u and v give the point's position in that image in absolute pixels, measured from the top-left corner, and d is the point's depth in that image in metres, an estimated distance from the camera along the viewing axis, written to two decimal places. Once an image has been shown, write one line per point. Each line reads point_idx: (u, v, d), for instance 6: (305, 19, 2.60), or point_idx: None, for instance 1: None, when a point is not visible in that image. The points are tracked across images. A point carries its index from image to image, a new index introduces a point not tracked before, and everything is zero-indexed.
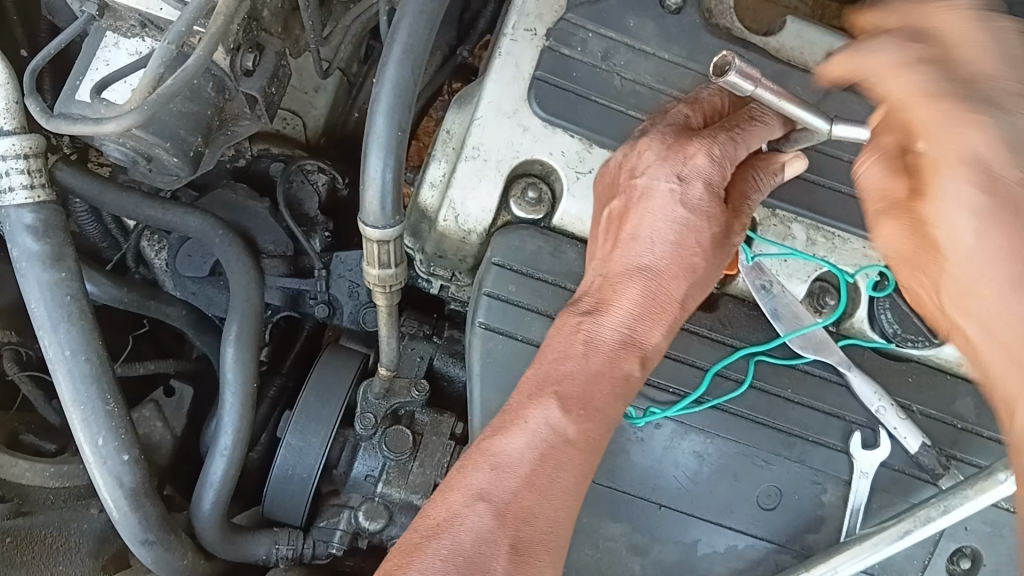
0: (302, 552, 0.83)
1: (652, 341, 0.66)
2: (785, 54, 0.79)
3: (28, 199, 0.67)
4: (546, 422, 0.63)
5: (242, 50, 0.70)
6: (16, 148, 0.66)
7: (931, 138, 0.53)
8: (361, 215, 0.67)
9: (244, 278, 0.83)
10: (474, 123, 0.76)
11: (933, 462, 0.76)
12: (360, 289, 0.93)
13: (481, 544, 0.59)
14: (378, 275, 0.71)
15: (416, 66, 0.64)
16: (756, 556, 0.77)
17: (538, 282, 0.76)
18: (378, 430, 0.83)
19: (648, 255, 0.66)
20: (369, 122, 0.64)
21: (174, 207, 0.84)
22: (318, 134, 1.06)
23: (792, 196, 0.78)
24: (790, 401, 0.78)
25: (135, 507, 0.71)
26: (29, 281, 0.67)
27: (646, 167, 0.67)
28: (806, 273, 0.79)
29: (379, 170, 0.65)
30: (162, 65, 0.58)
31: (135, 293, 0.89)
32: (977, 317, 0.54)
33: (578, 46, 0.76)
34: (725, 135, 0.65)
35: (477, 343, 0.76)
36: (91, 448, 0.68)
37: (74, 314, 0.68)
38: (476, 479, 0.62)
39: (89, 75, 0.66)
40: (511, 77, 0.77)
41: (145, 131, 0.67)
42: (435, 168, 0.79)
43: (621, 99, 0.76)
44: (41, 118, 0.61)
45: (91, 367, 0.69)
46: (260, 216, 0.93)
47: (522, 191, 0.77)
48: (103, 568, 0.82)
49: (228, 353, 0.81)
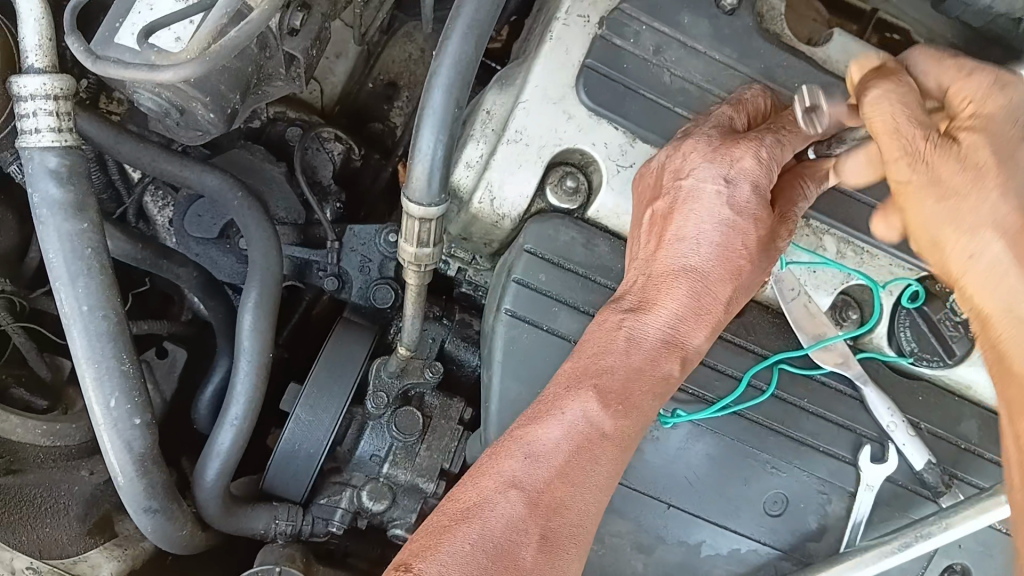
0: (302, 530, 0.81)
1: (694, 342, 0.66)
2: (831, 66, 0.81)
3: (55, 142, 0.63)
4: (582, 415, 0.62)
5: (291, 9, 0.68)
6: (47, 88, 0.62)
7: (995, 92, 0.55)
8: (406, 190, 0.65)
9: (263, 245, 0.80)
10: (518, 106, 0.75)
11: (936, 479, 0.78)
12: (371, 264, 0.90)
13: (513, 532, 0.58)
14: (414, 253, 0.69)
15: (479, 42, 0.62)
16: (757, 561, 0.78)
17: (567, 273, 0.76)
18: (389, 410, 0.83)
19: (694, 256, 0.65)
20: (425, 95, 0.62)
21: (192, 163, 0.80)
22: (334, 101, 1.04)
23: (827, 207, 0.78)
24: (806, 411, 0.79)
25: (141, 472, 0.69)
26: (48, 229, 0.64)
27: (693, 168, 0.66)
28: (833, 285, 0.80)
29: (430, 146, 0.63)
30: (226, 17, 0.58)
31: (148, 251, 0.84)
32: (1007, 237, 0.53)
33: (630, 38, 0.76)
34: (771, 137, 0.66)
35: (502, 331, 0.75)
36: (102, 409, 0.66)
37: (93, 267, 0.65)
38: (510, 467, 0.61)
39: (131, 19, 0.62)
40: (559, 64, 0.75)
41: (187, 86, 0.64)
42: (471, 149, 0.76)
43: (668, 95, 0.76)
44: (83, 59, 0.57)
45: (108, 324, 0.66)
46: (275, 180, 0.91)
47: (560, 180, 0.76)
48: (90, 533, 0.79)
49: (246, 320, 0.79)
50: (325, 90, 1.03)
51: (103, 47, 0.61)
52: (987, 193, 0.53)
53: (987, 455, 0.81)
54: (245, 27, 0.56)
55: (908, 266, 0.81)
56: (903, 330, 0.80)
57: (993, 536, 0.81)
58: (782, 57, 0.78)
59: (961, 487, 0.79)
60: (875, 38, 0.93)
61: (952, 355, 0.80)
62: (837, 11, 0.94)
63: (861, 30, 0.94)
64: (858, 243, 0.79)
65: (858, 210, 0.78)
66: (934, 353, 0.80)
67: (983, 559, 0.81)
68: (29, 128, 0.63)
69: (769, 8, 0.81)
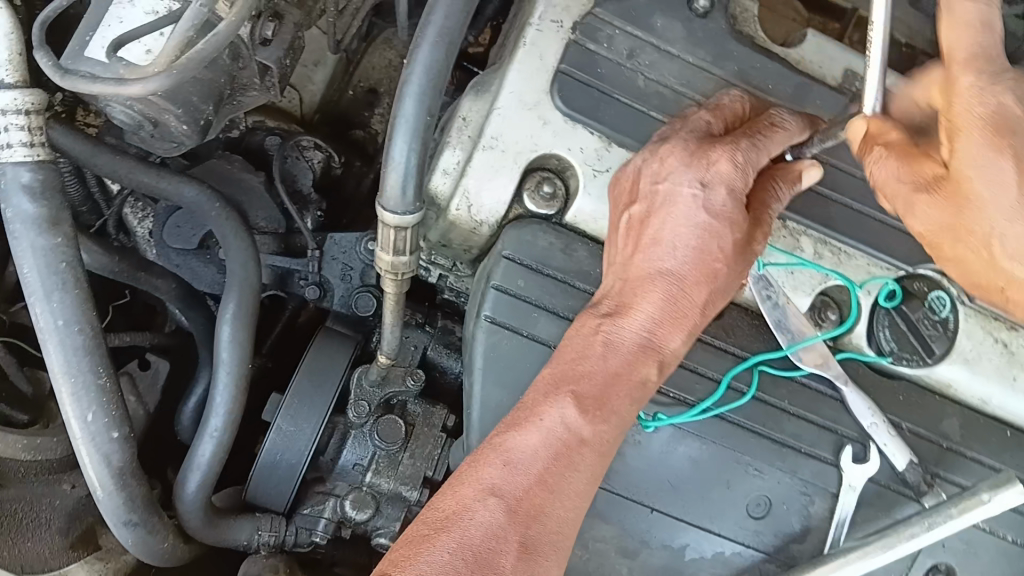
0: (284, 540, 0.82)
1: (671, 345, 0.66)
2: (806, 67, 0.81)
3: (27, 157, 0.63)
4: (561, 421, 0.62)
5: (263, 18, 0.68)
6: (18, 103, 0.62)
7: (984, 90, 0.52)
8: (379, 199, 0.65)
9: (242, 254, 0.80)
10: (493, 112, 0.75)
11: (918, 479, 0.78)
12: (353, 273, 0.90)
13: (490, 539, 0.58)
14: (390, 261, 0.69)
15: (450, 50, 0.62)
16: (742, 563, 0.78)
17: (546, 279, 0.76)
18: (371, 419, 0.83)
19: (671, 260, 0.65)
20: (396, 104, 0.62)
21: (169, 175, 0.79)
22: (313, 110, 1.04)
23: (805, 209, 0.79)
24: (787, 412, 0.79)
25: (120, 486, 0.69)
26: (22, 244, 0.64)
27: (669, 172, 0.67)
28: (811, 286, 0.80)
29: (403, 155, 0.63)
30: (193, 29, 0.57)
31: (127, 263, 0.85)
32: None
33: (604, 42, 0.76)
34: (746, 141, 0.66)
35: (482, 337, 0.75)
36: (79, 424, 0.66)
37: (68, 282, 0.65)
38: (489, 475, 0.61)
39: (100, 32, 0.62)
40: (535, 69, 0.75)
41: (159, 98, 0.64)
42: (448, 156, 0.76)
43: (644, 99, 0.76)
44: (51, 73, 0.57)
45: (84, 339, 0.66)
46: (254, 189, 0.90)
47: (537, 185, 0.76)
48: (72, 547, 0.80)
49: (224, 331, 0.78)
50: (303, 99, 1.03)
51: (73, 60, 0.61)
52: (993, 188, 0.52)
53: (969, 453, 0.81)
54: (213, 39, 0.56)
55: (888, 266, 0.81)
56: (882, 330, 0.81)
57: (976, 534, 0.81)
58: (756, 59, 0.78)
59: (944, 486, 0.79)
60: (857, 35, 0.92)
61: (931, 354, 0.81)
62: (820, 12, 0.94)
63: (843, 28, 0.93)
64: (835, 243, 0.80)
65: (838, 212, 0.79)
66: (913, 352, 0.81)
67: (967, 557, 0.81)
68: (1, 143, 0.63)
69: (742, 10, 0.81)
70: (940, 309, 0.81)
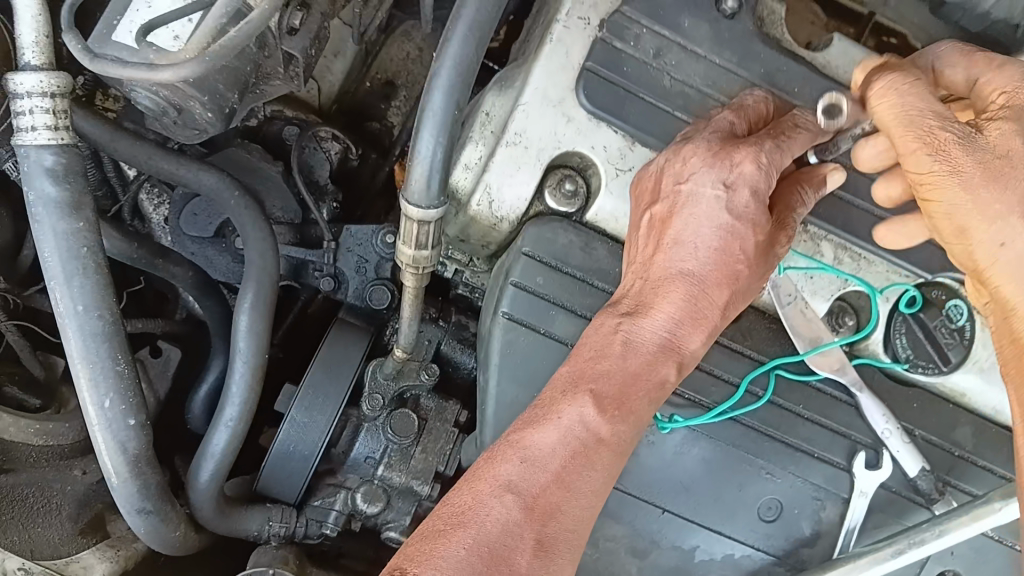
0: (295, 531, 0.82)
1: (690, 346, 0.66)
2: (830, 71, 0.81)
3: (51, 140, 0.63)
4: (580, 419, 0.62)
5: (290, 7, 0.68)
6: (44, 86, 0.61)
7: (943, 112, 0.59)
8: (404, 192, 0.65)
9: (259, 245, 0.80)
10: (517, 108, 0.74)
11: (930, 486, 0.78)
12: (368, 265, 0.89)
13: (507, 536, 0.58)
14: (411, 255, 0.69)
15: (480, 44, 0.62)
16: (751, 565, 0.78)
17: (565, 277, 0.76)
18: (384, 412, 0.83)
19: (691, 261, 0.65)
20: (424, 98, 0.62)
21: (187, 161, 0.79)
22: (331, 100, 1.03)
23: (826, 213, 0.78)
24: (801, 416, 0.79)
25: (135, 474, 0.69)
26: (43, 228, 0.63)
27: (692, 173, 0.66)
28: (829, 291, 0.80)
29: (429, 149, 0.63)
30: (226, 16, 0.58)
31: (145, 250, 0.84)
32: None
33: (631, 41, 0.76)
34: (771, 143, 0.65)
35: (499, 333, 0.74)
36: (95, 410, 0.66)
37: (88, 267, 0.65)
38: (507, 471, 0.61)
39: (129, 17, 0.61)
40: (558, 66, 0.75)
41: (186, 86, 0.64)
42: (470, 151, 0.76)
43: (668, 99, 0.76)
44: (82, 57, 0.56)
45: (103, 324, 0.65)
46: (270, 178, 0.90)
47: (558, 183, 0.76)
48: (81, 533, 0.79)
49: (241, 321, 0.78)
50: (323, 89, 1.01)
51: (101, 44, 0.60)
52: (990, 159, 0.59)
53: (982, 462, 0.81)
54: (244, 27, 0.56)
55: (907, 273, 0.81)
56: (899, 336, 0.80)
57: (986, 543, 0.81)
58: (782, 62, 0.78)
59: (955, 494, 0.80)
60: (872, 42, 0.91)
61: (946, 362, 0.80)
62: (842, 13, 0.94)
63: (858, 33, 0.92)
64: (854, 249, 0.80)
65: (858, 216, 0.79)
66: (929, 360, 0.80)
67: (976, 565, 0.81)
68: (25, 126, 0.62)
69: (769, 13, 0.80)
70: (957, 317, 0.81)
